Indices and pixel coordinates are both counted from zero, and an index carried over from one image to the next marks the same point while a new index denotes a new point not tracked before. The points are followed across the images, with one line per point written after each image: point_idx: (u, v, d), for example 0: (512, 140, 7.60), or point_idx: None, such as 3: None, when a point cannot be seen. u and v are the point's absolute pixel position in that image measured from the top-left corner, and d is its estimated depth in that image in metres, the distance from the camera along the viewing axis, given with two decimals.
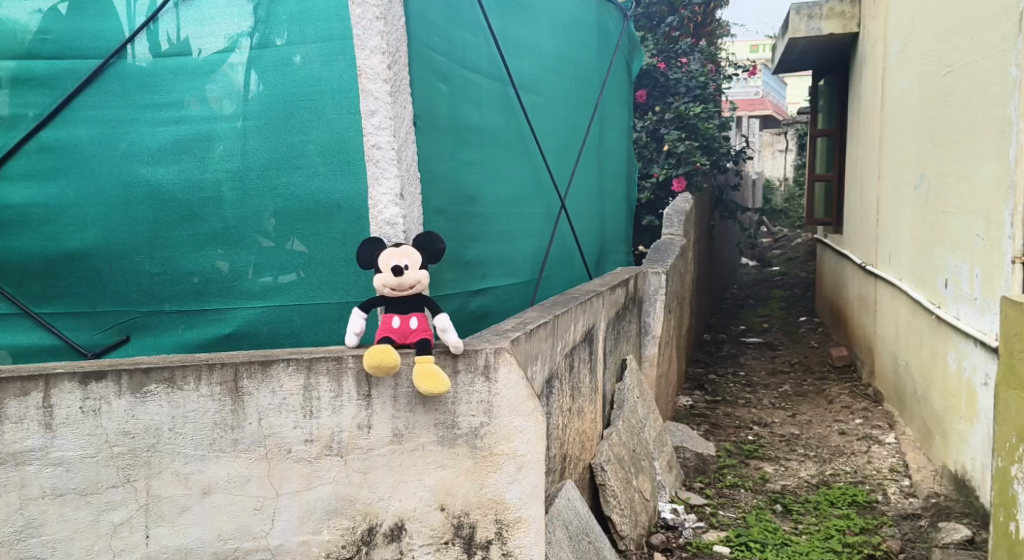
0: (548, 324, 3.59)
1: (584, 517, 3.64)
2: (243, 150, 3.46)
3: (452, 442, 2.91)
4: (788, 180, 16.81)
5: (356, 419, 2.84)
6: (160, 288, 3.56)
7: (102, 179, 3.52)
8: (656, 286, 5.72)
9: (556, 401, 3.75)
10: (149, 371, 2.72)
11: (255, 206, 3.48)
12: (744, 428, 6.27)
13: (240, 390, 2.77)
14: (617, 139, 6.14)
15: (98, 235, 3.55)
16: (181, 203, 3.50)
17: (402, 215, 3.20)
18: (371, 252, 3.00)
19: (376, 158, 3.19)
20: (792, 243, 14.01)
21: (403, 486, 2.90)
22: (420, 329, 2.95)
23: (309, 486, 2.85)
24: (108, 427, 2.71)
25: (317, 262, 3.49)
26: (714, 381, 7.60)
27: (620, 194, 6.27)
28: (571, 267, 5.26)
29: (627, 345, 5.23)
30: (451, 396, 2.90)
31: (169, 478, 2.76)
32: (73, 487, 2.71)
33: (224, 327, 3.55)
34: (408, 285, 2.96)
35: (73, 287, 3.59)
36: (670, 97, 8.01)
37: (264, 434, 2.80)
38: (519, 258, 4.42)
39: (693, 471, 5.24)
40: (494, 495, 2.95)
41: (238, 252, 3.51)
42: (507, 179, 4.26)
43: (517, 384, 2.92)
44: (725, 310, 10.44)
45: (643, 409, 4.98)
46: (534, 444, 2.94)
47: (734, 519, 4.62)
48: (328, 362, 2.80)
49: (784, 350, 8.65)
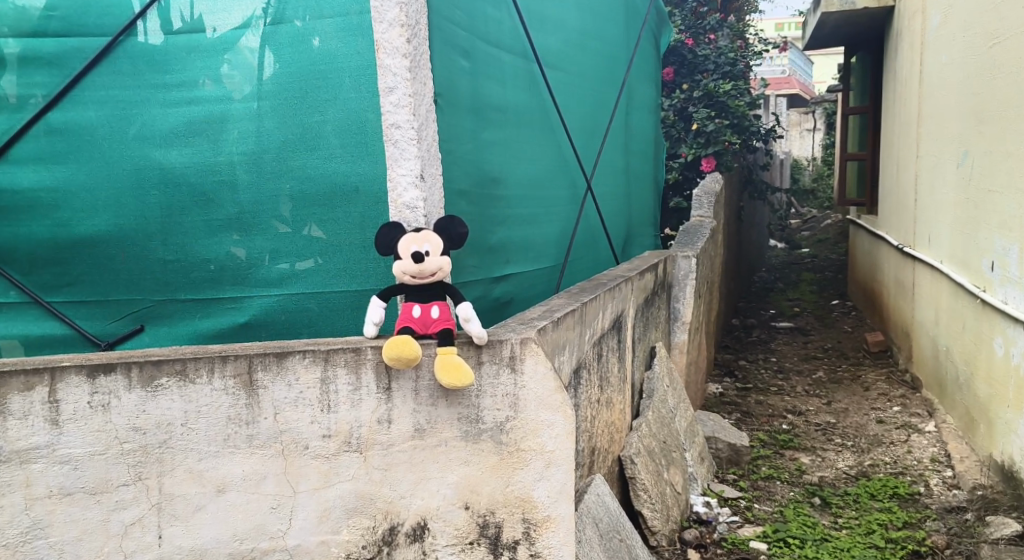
0: (577, 312, 3.44)
1: (614, 514, 3.50)
2: (258, 132, 3.32)
3: (476, 437, 2.78)
4: (816, 159, 16.48)
5: (375, 414, 2.71)
6: (174, 276, 3.44)
7: (112, 163, 3.39)
8: (686, 270, 5.54)
9: (584, 392, 3.60)
10: (160, 364, 2.58)
11: (271, 191, 3.34)
12: (777, 416, 6.10)
13: (255, 382, 2.64)
14: (644, 117, 5.94)
15: (109, 221, 3.42)
16: (194, 187, 3.36)
17: (423, 198, 3.04)
18: (390, 237, 2.84)
19: (394, 138, 3.03)
20: (821, 225, 13.71)
21: (425, 484, 2.78)
22: (442, 319, 2.80)
23: (328, 484, 2.72)
24: (118, 423, 2.58)
25: (334, 249, 3.35)
26: (744, 367, 7.42)
27: (648, 174, 6.07)
28: (597, 250, 5.09)
29: (656, 331, 5.07)
30: (475, 389, 2.76)
31: (182, 475, 2.63)
32: (81, 486, 2.59)
33: (240, 316, 3.42)
34: (429, 273, 2.81)
35: (85, 275, 3.46)
36: (698, 74, 7.79)
37: (280, 429, 2.67)
38: (544, 242, 4.26)
39: (725, 462, 5.10)
40: (522, 493, 2.83)
41: (254, 238, 3.37)
42: (532, 160, 4.10)
43: (544, 376, 2.79)
44: (754, 294, 10.22)
45: (673, 398, 4.82)
46: (563, 439, 2.81)
47: (770, 513, 4.48)
48: (346, 353, 2.66)
49: (817, 335, 8.44)
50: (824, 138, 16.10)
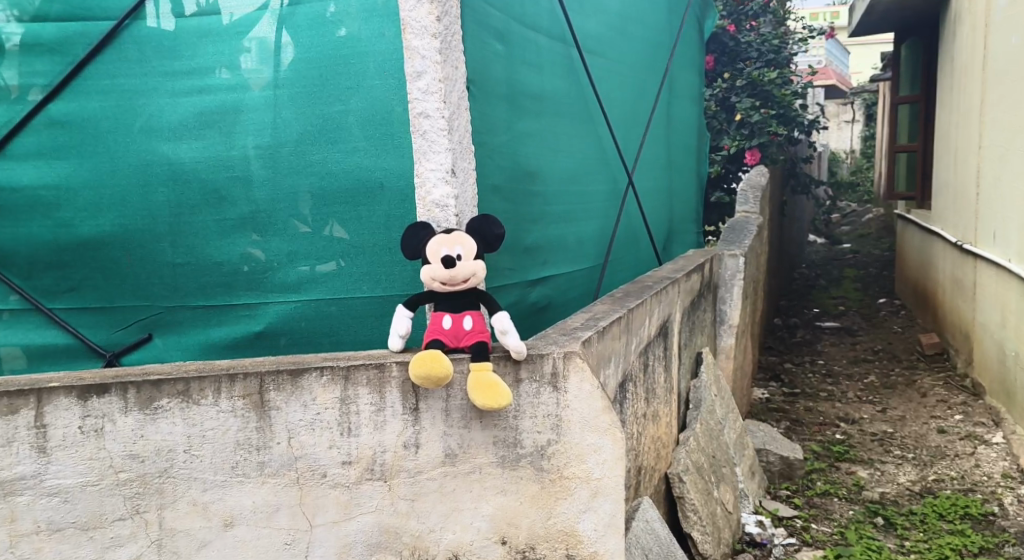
0: (623, 320, 3.12)
1: (665, 542, 3.19)
2: (275, 123, 3.03)
3: (514, 464, 2.48)
4: (856, 151, 15.96)
5: (401, 438, 2.41)
6: (184, 280, 3.15)
7: (117, 157, 3.11)
8: (733, 270, 5.19)
9: (630, 406, 3.28)
10: (160, 384, 2.30)
11: (289, 188, 3.05)
12: (829, 425, 5.74)
13: (266, 403, 2.35)
14: (687, 107, 5.58)
15: (114, 221, 3.14)
16: (206, 183, 3.08)
17: (454, 195, 2.73)
18: (418, 239, 2.53)
19: (423, 128, 2.73)
20: (863, 220, 13.22)
21: (457, 516, 2.49)
22: (475, 332, 2.50)
23: (349, 516, 2.43)
24: (113, 450, 2.30)
25: (358, 250, 3.06)
26: (790, 371, 7.04)
27: (690, 167, 5.72)
28: (638, 249, 4.76)
29: (702, 336, 4.73)
30: (513, 410, 2.46)
31: (185, 508, 2.35)
32: (72, 521, 2.31)
33: (255, 324, 3.13)
34: (461, 280, 2.50)
35: (89, 280, 3.18)
36: (739, 63, 7.44)
37: (294, 455, 2.38)
38: (583, 241, 3.95)
39: (777, 477, 4.77)
40: (565, 526, 2.54)
41: (270, 239, 3.08)
42: (570, 153, 3.78)
43: (590, 395, 2.48)
44: (796, 292, 9.80)
45: (721, 408, 4.48)
46: (612, 466, 2.52)
47: (830, 535, 4.15)
48: (369, 370, 2.37)
49: (865, 335, 8.04)
50: (865, 129, 15.56)
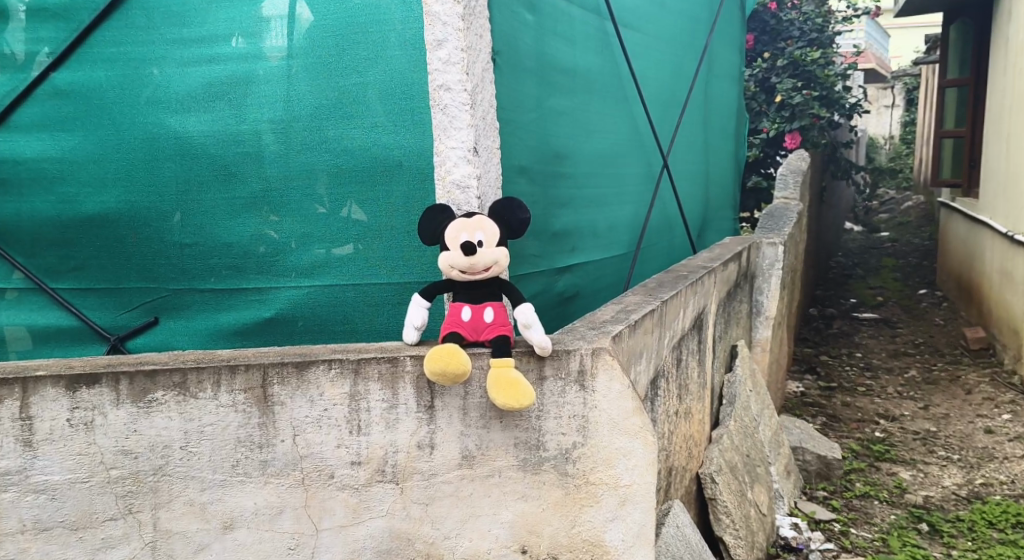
0: (656, 312, 2.91)
1: (696, 549, 2.99)
2: (288, 96, 2.85)
3: (536, 467, 2.30)
4: (894, 138, 15.46)
5: (414, 438, 2.24)
6: (191, 262, 2.98)
7: (123, 130, 2.94)
8: (771, 259, 4.95)
9: (662, 404, 3.08)
10: (154, 375, 2.14)
11: (303, 165, 2.87)
12: (868, 422, 5.49)
13: (270, 398, 2.18)
14: (726, 86, 5.33)
15: (119, 198, 2.98)
16: (214, 159, 2.90)
17: (476, 175, 2.53)
18: (436, 223, 2.34)
19: (443, 102, 2.52)
20: (901, 208, 12.82)
21: (473, 522, 2.31)
22: (497, 325, 2.31)
23: (357, 520, 2.26)
24: (103, 445, 2.15)
25: (375, 234, 2.87)
26: (827, 363, 6.78)
27: (728, 150, 5.46)
28: (672, 234, 4.54)
29: (737, 328, 4.50)
30: (537, 410, 2.28)
31: (181, 509, 2.19)
32: (60, 521, 2.16)
33: (265, 310, 2.96)
34: (482, 268, 2.29)
35: (93, 259, 3.03)
36: (781, 42, 7.06)
37: (299, 454, 2.21)
38: (614, 226, 3.73)
39: (814, 477, 4.54)
40: (590, 535, 2.36)
41: (283, 220, 2.91)
42: (603, 133, 3.56)
43: (620, 395, 2.29)
44: (832, 281, 9.50)
45: (756, 404, 4.26)
46: (643, 472, 2.34)
47: (871, 541, 3.93)
48: (380, 363, 2.20)
49: (905, 328, 7.75)
50: (905, 114, 15.09)
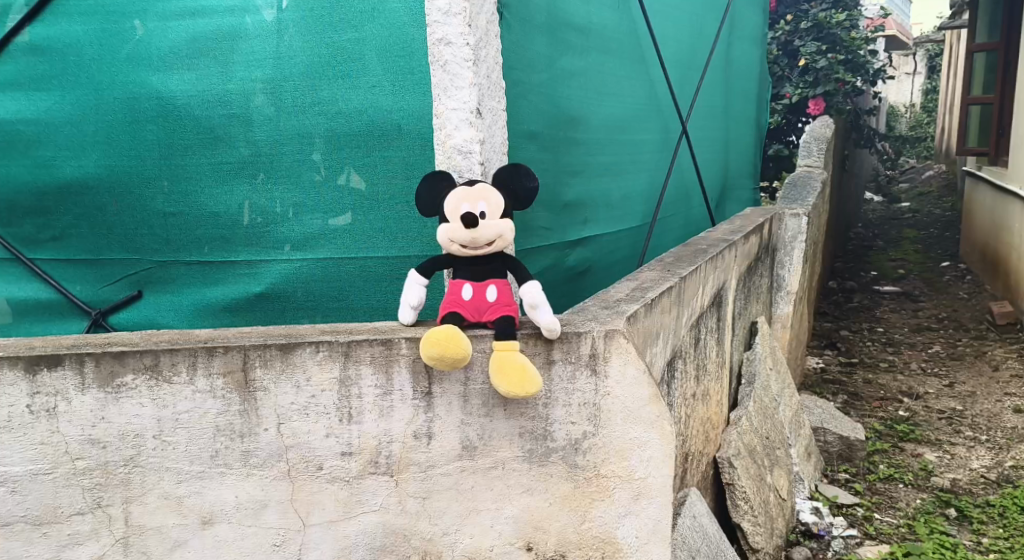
0: (674, 289, 2.71)
1: (714, 540, 2.80)
2: (278, 53, 2.63)
3: (543, 459, 2.12)
4: (915, 106, 15.11)
5: (411, 427, 2.06)
6: (176, 232, 2.78)
7: (102, 89, 2.73)
8: (794, 231, 4.72)
9: (679, 386, 2.88)
10: (124, 357, 1.95)
11: (295, 129, 2.66)
12: (891, 400, 5.29)
13: (252, 383, 2.00)
14: (749, 48, 5.07)
15: (99, 162, 2.77)
16: (200, 121, 2.70)
17: (479, 139, 2.31)
18: (435, 192, 2.14)
19: (444, 59, 2.30)
20: (922, 177, 12.50)
21: (474, 518, 2.13)
22: (500, 305, 2.11)
23: (348, 516, 2.09)
24: (68, 434, 1.96)
25: (373, 204, 2.68)
26: (847, 338, 6.57)
27: (750, 116, 5.21)
28: (689, 204, 4.31)
29: (757, 304, 4.29)
30: (544, 398, 2.09)
31: (155, 503, 2.01)
32: (22, 515, 1.99)
33: (255, 285, 2.78)
34: (485, 243, 2.09)
35: (72, 228, 2.83)
36: (804, 4, 6.78)
37: (285, 445, 2.03)
38: (629, 196, 3.52)
39: (835, 458, 4.35)
40: (601, 532, 2.17)
41: (274, 188, 2.71)
42: (618, 96, 3.34)
43: (635, 381, 2.11)
44: (851, 253, 9.24)
45: (776, 383, 4.07)
46: (658, 464, 2.15)
47: (896, 527, 3.75)
48: (374, 346, 2.02)
49: (927, 301, 7.52)
50: (927, 82, 14.68)
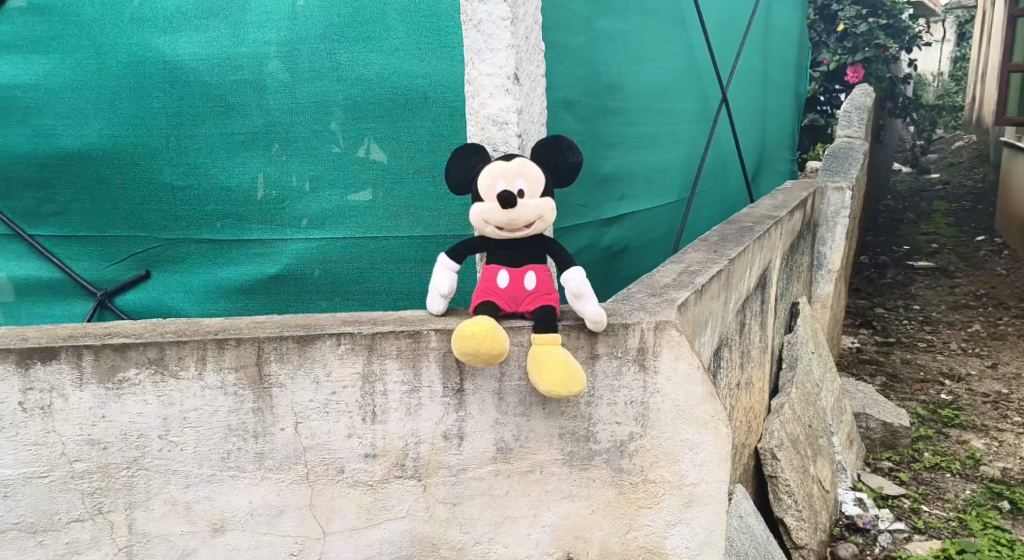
0: (723, 273, 2.50)
1: (760, 541, 2.61)
2: (293, 13, 2.41)
3: (585, 462, 1.93)
4: (944, 75, 14.67)
5: (440, 427, 1.87)
6: (185, 208, 2.58)
7: (104, 52, 2.51)
8: (837, 206, 4.47)
9: (724, 376, 2.68)
10: (125, 350, 1.76)
11: (312, 96, 2.45)
12: (932, 382, 5.07)
13: (266, 379, 1.81)
14: (789, 11, 4.80)
15: (102, 132, 2.56)
16: (209, 87, 2.48)
17: (517, 109, 2.09)
18: (467, 168, 1.93)
19: (478, 18, 2.08)
20: (952, 148, 12.14)
21: (509, 526, 1.95)
22: (539, 293, 1.90)
23: (373, 523, 1.91)
24: (65, 434, 1.79)
25: (395, 179, 2.48)
26: (882, 317, 6.33)
27: (788, 84, 4.95)
28: (727, 177, 4.07)
29: (797, 283, 4.07)
30: (586, 396, 1.90)
31: (161, 509, 1.84)
32: (15, 523, 1.82)
33: (269, 266, 2.58)
34: (523, 225, 1.88)
35: (75, 203, 2.63)
36: None
37: (302, 446, 1.84)
38: (667, 169, 3.29)
39: (878, 446, 4.15)
40: (647, 542, 1.98)
41: (289, 160, 2.51)
42: (657, 62, 3.10)
43: (687, 378, 1.90)
44: (882, 226, 8.96)
45: (818, 367, 3.85)
46: (712, 469, 1.95)
47: (946, 520, 3.54)
48: (401, 339, 1.82)
49: (964, 277, 7.25)
50: (957, 49, 14.22)
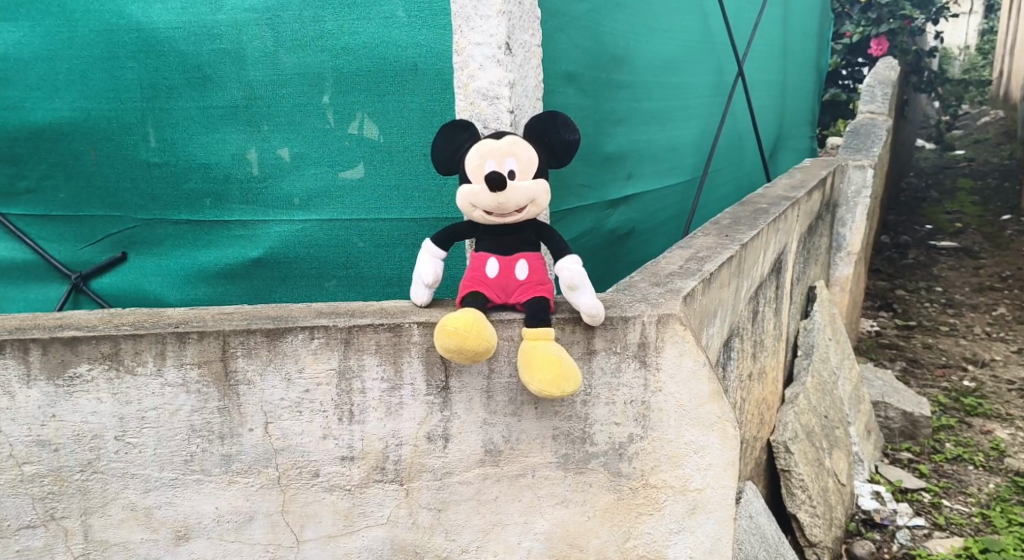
0: (734, 258, 2.33)
1: (771, 542, 2.46)
2: None
3: (580, 466, 1.78)
4: (969, 49, 14.26)
5: (424, 427, 1.73)
6: (163, 186, 2.43)
7: (75, 20, 2.35)
8: (858, 185, 4.27)
9: (735, 368, 2.51)
10: (75, 345, 1.63)
11: (296, 68, 2.29)
12: (954, 368, 4.88)
13: (232, 376, 1.66)
14: None
15: (74, 105, 2.41)
16: (186, 57, 2.32)
17: (509, 81, 1.93)
18: (454, 146, 1.76)
19: None
20: (977, 124, 11.81)
21: (498, 533, 1.80)
22: (532, 284, 1.74)
23: (350, 530, 1.77)
24: (12, 435, 1.66)
25: (387, 156, 2.33)
26: (903, 299, 6.13)
27: (809, 56, 4.74)
28: (743, 155, 3.88)
29: (815, 267, 3.89)
30: (582, 395, 1.74)
31: (120, 515, 1.71)
32: None
33: (252, 249, 2.43)
34: (513, 209, 1.72)
35: (48, 180, 2.48)
36: None
37: (274, 448, 1.70)
38: (678, 146, 3.11)
39: (897, 436, 3.98)
40: (648, 551, 1.84)
41: (273, 136, 2.35)
42: (669, 32, 2.92)
43: (693, 376, 1.74)
44: (903, 205, 8.72)
45: (835, 354, 3.68)
46: (718, 474, 1.79)
47: (969, 516, 3.38)
48: (379, 332, 1.67)
49: (989, 258, 7.02)
50: (984, 22, 13.81)
